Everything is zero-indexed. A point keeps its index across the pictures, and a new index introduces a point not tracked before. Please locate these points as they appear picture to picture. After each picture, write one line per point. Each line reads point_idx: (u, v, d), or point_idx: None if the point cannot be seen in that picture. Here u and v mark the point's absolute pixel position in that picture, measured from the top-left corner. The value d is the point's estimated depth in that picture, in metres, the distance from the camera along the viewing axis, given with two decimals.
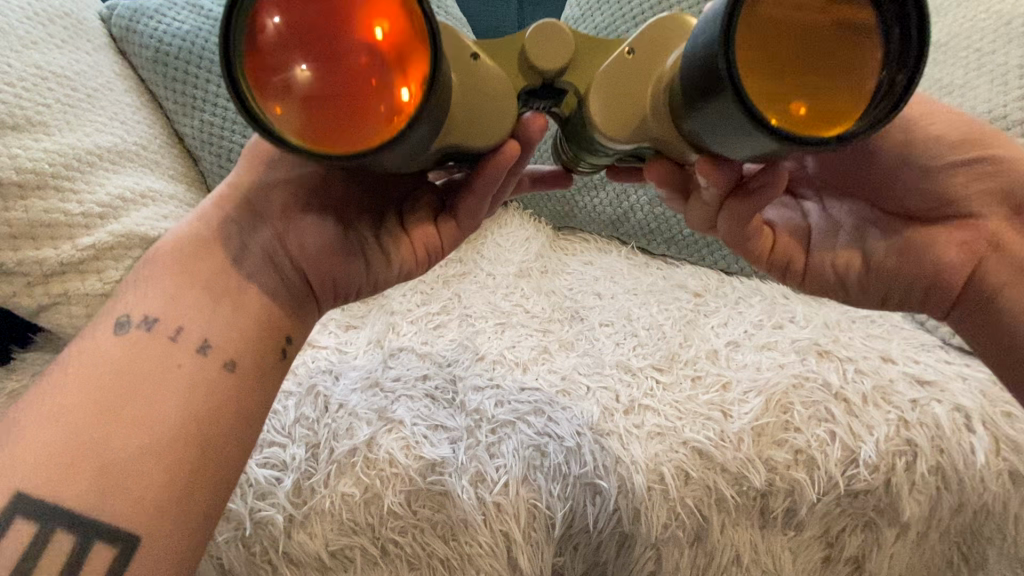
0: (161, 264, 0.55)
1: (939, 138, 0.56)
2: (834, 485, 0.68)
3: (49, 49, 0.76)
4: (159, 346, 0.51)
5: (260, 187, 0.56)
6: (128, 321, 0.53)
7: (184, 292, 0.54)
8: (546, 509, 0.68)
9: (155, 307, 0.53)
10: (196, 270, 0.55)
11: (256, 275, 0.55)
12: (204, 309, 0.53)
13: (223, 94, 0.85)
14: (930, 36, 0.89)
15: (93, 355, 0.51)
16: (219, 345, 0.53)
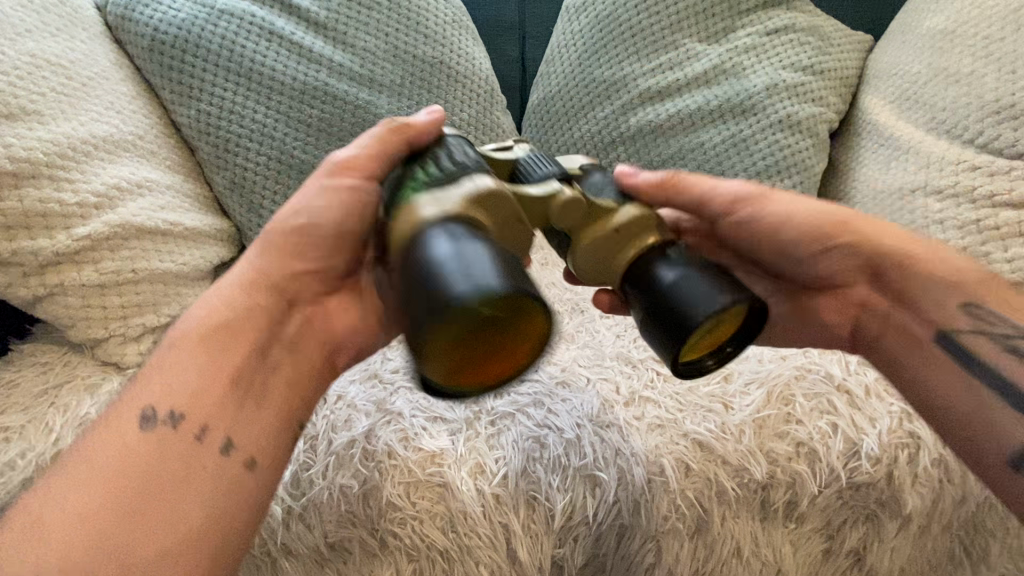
0: (188, 355, 0.56)
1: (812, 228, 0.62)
2: (836, 477, 0.67)
3: (43, 38, 0.75)
4: (184, 446, 0.52)
5: (290, 277, 0.61)
6: (153, 408, 0.53)
7: (212, 389, 0.55)
8: (546, 500, 0.67)
9: (182, 398, 0.54)
10: (223, 361, 0.57)
11: (281, 364, 0.60)
12: (229, 411, 0.55)
13: (219, 82, 0.83)
14: (939, 24, 0.87)
15: (120, 450, 0.51)
16: (241, 446, 0.55)
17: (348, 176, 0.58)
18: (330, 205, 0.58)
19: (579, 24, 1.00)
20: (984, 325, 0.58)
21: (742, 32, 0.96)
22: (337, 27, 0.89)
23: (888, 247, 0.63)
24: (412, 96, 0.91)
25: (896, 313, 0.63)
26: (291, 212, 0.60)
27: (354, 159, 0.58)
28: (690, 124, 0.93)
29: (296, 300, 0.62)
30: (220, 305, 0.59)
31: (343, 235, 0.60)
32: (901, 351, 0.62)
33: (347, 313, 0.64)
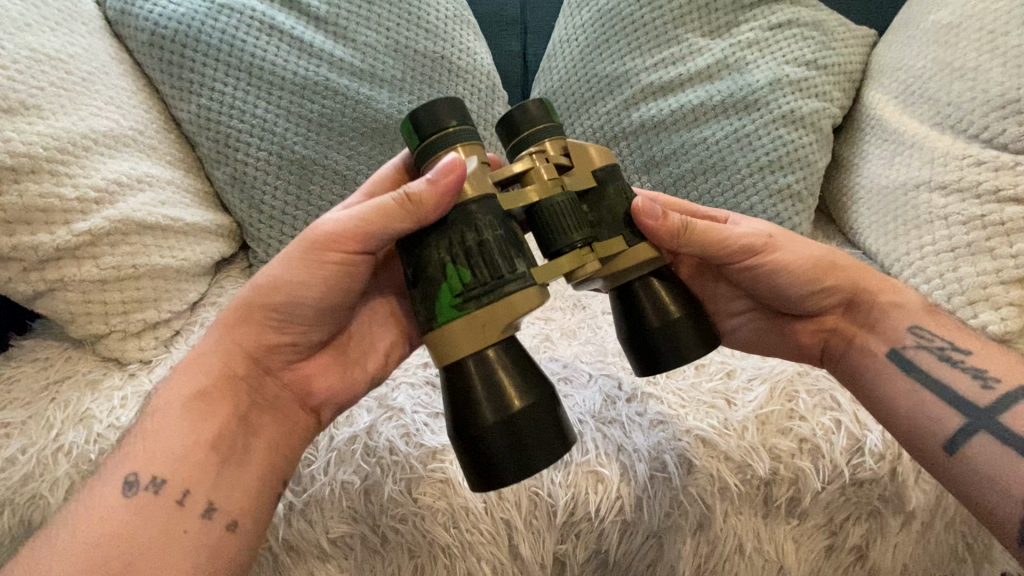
0: (171, 416, 0.57)
1: (798, 266, 0.65)
2: (839, 473, 0.67)
3: (42, 32, 0.75)
4: (168, 511, 0.53)
5: (267, 347, 0.62)
6: (137, 471, 0.54)
7: (194, 450, 0.56)
8: (548, 497, 0.66)
9: (164, 463, 0.54)
10: (204, 423, 0.57)
11: (262, 429, 0.61)
12: (212, 474, 0.56)
13: (220, 77, 0.83)
14: (944, 18, 0.87)
15: (101, 513, 0.52)
16: (224, 508, 0.55)
17: (331, 254, 0.57)
18: (305, 281, 0.58)
19: (581, 18, 0.99)
20: (927, 343, 0.62)
21: (745, 26, 0.95)
22: (338, 21, 0.89)
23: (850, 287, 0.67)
24: (413, 91, 0.90)
25: (860, 335, 0.66)
26: (272, 286, 0.59)
27: (335, 234, 0.56)
28: (693, 120, 0.93)
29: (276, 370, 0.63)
30: (202, 369, 0.60)
31: (319, 310, 0.60)
32: (861, 361, 0.65)
33: (324, 373, 0.66)
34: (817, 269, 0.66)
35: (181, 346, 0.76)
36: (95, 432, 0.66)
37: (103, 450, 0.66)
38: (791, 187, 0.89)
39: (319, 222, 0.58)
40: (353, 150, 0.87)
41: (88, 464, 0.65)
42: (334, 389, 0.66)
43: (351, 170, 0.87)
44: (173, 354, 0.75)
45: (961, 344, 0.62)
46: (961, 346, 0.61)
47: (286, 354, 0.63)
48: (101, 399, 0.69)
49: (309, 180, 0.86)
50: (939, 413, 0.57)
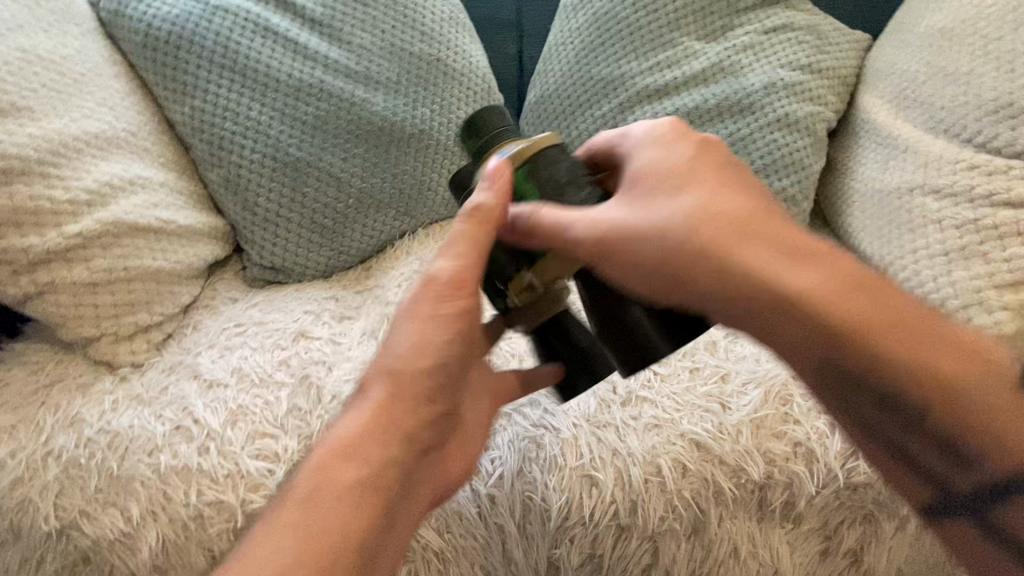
0: (332, 500, 0.50)
1: (676, 250, 0.51)
2: (833, 477, 0.67)
3: (34, 33, 0.74)
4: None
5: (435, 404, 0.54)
6: (285, 558, 0.47)
7: (347, 536, 0.50)
8: (542, 501, 0.66)
9: (323, 560, 0.48)
10: (362, 504, 0.51)
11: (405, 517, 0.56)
12: (363, 573, 0.50)
13: (214, 79, 0.83)
14: (938, 22, 0.87)
15: None
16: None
17: (456, 297, 0.53)
18: (438, 330, 0.53)
19: (576, 22, 0.99)
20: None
21: (740, 30, 0.95)
22: (333, 23, 0.88)
23: (812, 314, 0.50)
24: (408, 94, 0.90)
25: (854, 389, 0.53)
26: (417, 347, 0.53)
27: (458, 274, 0.52)
28: (688, 123, 0.93)
29: (427, 445, 0.56)
30: (359, 455, 0.52)
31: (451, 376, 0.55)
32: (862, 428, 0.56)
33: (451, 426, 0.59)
34: (687, 268, 0.51)
35: (173, 349, 0.76)
36: (85, 436, 0.66)
37: (94, 454, 0.65)
38: (786, 191, 0.89)
39: (432, 265, 0.53)
40: (349, 153, 0.87)
41: (77, 469, 0.65)
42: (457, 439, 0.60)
43: (346, 172, 0.87)
44: (165, 358, 0.75)
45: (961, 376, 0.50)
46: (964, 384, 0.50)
47: (431, 431, 0.55)
48: (92, 403, 0.69)
49: (304, 182, 0.86)
50: (993, 424, 0.50)
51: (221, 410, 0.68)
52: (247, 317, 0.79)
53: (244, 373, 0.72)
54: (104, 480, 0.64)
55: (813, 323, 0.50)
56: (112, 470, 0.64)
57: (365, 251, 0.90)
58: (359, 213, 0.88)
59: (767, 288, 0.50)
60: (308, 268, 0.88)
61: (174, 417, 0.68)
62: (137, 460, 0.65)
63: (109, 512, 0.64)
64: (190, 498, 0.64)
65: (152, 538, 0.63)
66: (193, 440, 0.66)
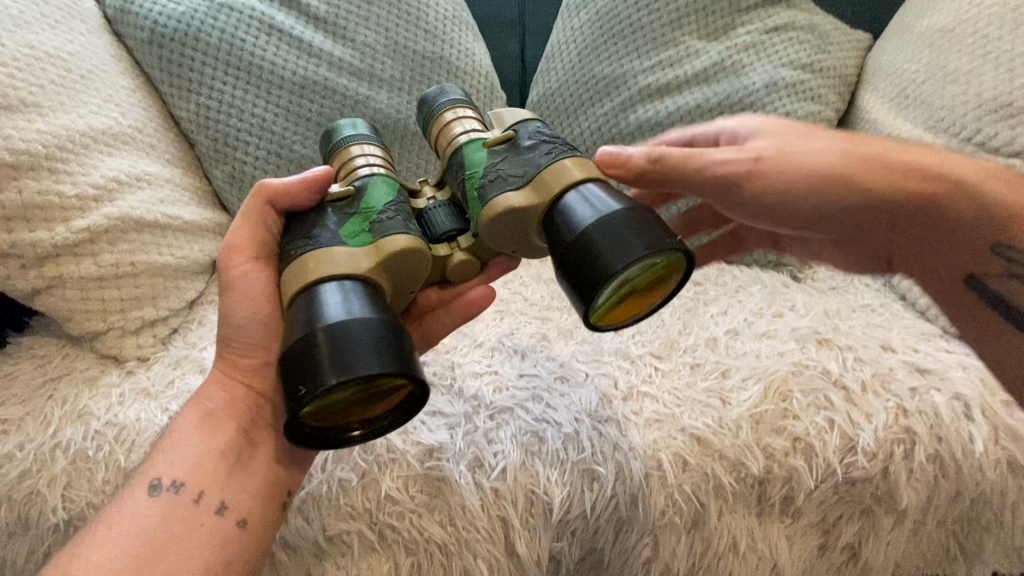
0: (188, 433, 0.60)
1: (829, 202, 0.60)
2: (832, 472, 0.68)
3: (42, 30, 0.75)
4: (185, 510, 0.56)
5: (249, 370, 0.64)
6: (153, 480, 0.57)
7: (201, 456, 0.59)
8: (544, 495, 0.67)
9: (178, 470, 0.58)
10: (215, 434, 0.60)
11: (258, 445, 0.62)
12: (221, 478, 0.58)
13: (219, 76, 0.83)
14: (938, 22, 0.87)
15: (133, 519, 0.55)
16: (235, 507, 0.58)
17: (235, 256, 0.62)
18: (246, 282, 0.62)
19: (579, 20, 1.00)
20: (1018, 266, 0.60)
21: (741, 29, 0.96)
22: (337, 21, 0.89)
23: (891, 185, 0.60)
24: (411, 92, 0.91)
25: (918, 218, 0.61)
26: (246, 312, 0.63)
27: (236, 241, 0.62)
28: (690, 121, 0.93)
29: (266, 393, 0.64)
30: (207, 395, 0.63)
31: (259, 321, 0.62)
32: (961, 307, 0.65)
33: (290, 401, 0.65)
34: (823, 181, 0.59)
35: (179, 344, 0.76)
36: (92, 428, 0.67)
37: (101, 447, 0.66)
38: None
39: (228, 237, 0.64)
40: None
41: (85, 461, 0.65)
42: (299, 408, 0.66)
43: None
44: (171, 352, 0.75)
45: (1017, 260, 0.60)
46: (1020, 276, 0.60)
47: (262, 380, 0.64)
48: (99, 397, 0.70)
49: None
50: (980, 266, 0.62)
51: None
52: None
53: None
54: (111, 473, 0.65)
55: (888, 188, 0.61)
56: (119, 463, 0.65)
57: None
58: None
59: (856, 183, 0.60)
60: None
61: None
62: (143, 453, 0.65)
63: None
64: None
65: None
66: None
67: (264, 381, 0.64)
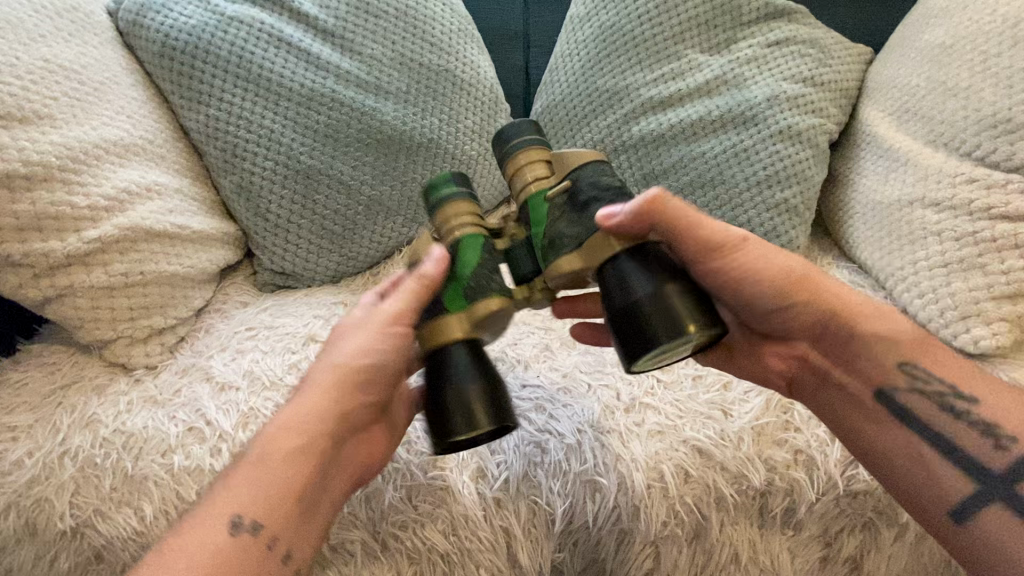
0: (277, 471, 0.55)
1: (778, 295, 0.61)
2: (834, 485, 0.68)
3: (56, 43, 0.76)
4: (257, 555, 0.53)
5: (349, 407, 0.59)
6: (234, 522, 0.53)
7: (284, 496, 0.55)
8: (546, 506, 0.68)
9: (253, 506, 0.54)
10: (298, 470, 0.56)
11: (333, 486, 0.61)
12: (293, 521, 0.56)
13: (228, 88, 0.85)
14: (938, 37, 0.88)
15: (205, 557, 0.51)
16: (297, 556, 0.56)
17: (394, 328, 0.57)
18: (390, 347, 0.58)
19: (583, 34, 1.01)
20: (921, 384, 0.58)
21: (743, 43, 0.97)
22: (344, 34, 0.90)
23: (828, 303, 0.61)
24: (417, 104, 0.92)
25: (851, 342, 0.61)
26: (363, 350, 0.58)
27: (402, 307, 0.57)
28: (693, 133, 0.94)
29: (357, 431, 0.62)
30: (308, 432, 0.57)
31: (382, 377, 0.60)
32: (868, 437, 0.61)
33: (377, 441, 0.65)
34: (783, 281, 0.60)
35: (186, 352, 0.77)
36: (100, 436, 0.67)
37: (108, 454, 0.67)
38: (788, 201, 0.91)
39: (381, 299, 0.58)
40: (359, 161, 0.89)
41: (93, 468, 0.66)
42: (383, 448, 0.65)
43: (356, 180, 0.89)
44: (178, 360, 0.76)
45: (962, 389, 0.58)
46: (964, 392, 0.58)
47: (356, 419, 0.61)
48: (107, 404, 0.70)
49: (315, 189, 0.87)
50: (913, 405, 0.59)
51: (233, 411, 0.70)
52: (258, 321, 0.81)
53: (255, 376, 0.73)
54: (119, 480, 0.66)
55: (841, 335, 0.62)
56: (126, 470, 0.66)
57: (373, 257, 0.93)
58: (368, 220, 0.90)
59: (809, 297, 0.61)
60: (318, 272, 0.90)
61: (187, 419, 0.69)
62: (151, 460, 0.66)
63: (123, 511, 0.65)
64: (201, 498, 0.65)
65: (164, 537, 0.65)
66: (206, 441, 0.68)
67: (355, 419, 0.60)
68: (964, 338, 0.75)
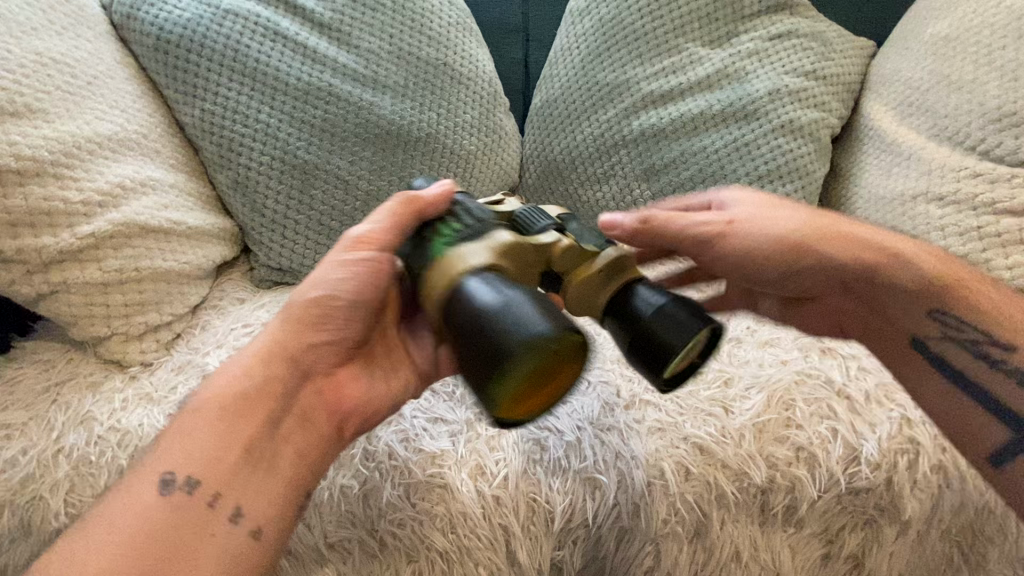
0: (213, 408, 0.57)
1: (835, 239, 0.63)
2: (836, 482, 0.67)
3: (49, 36, 0.75)
4: (194, 514, 0.52)
5: (302, 347, 0.61)
6: (173, 466, 0.54)
7: (222, 454, 0.55)
8: (545, 503, 0.67)
9: (192, 466, 0.54)
10: (246, 414, 0.57)
11: (290, 435, 0.59)
12: (240, 478, 0.55)
13: (224, 82, 0.84)
14: (942, 31, 0.87)
15: (137, 509, 0.51)
16: (249, 514, 0.54)
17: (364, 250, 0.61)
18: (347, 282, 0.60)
19: (582, 28, 1.00)
20: (956, 333, 0.60)
21: (744, 36, 0.96)
22: (341, 28, 0.89)
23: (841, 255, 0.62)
24: (415, 98, 0.91)
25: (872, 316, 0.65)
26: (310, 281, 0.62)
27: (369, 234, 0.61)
28: (693, 127, 0.93)
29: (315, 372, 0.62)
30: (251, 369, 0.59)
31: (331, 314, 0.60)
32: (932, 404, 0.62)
33: (354, 384, 0.63)
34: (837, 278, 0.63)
35: (182, 349, 0.77)
36: (95, 434, 0.67)
37: (104, 452, 0.66)
38: (790, 196, 0.90)
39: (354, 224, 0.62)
40: (357, 156, 0.88)
41: (88, 466, 0.65)
42: (367, 396, 0.64)
43: (353, 175, 0.88)
44: (174, 357, 0.76)
45: (1001, 338, 0.59)
46: (1005, 340, 0.59)
47: (315, 360, 0.61)
48: (102, 402, 0.70)
49: (311, 184, 0.87)
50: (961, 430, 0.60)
51: None
52: (255, 318, 0.80)
53: None
54: (115, 478, 0.65)
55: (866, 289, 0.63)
56: (121, 468, 0.65)
57: None
58: (366, 216, 0.90)
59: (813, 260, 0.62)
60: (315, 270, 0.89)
61: None
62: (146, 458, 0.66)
63: None
64: None
65: None
66: None
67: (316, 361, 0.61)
68: None
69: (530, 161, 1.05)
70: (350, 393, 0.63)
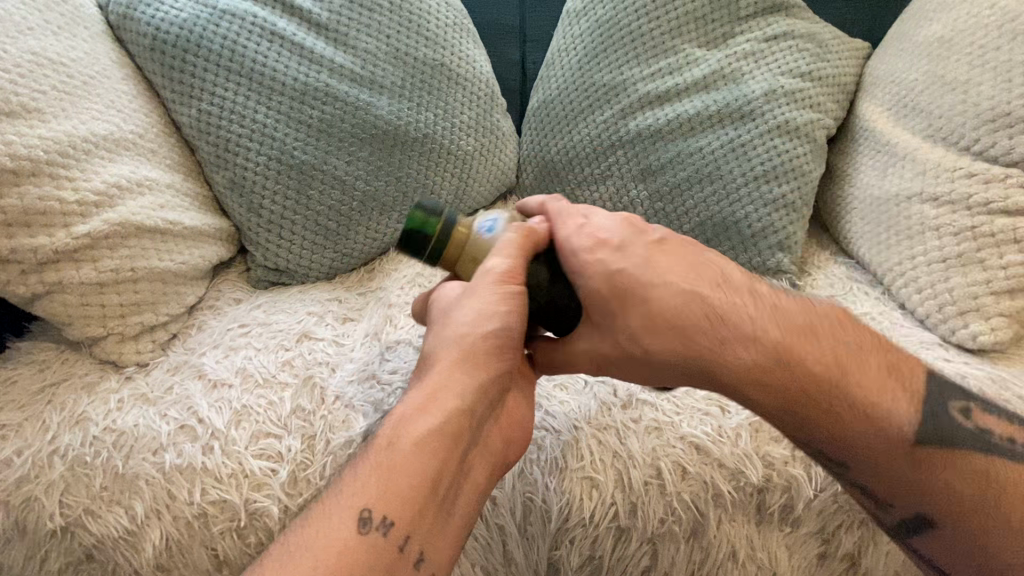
0: (408, 446, 0.55)
1: (757, 338, 0.53)
2: (832, 481, 0.68)
3: (45, 36, 0.75)
4: (389, 556, 0.51)
5: (495, 378, 0.58)
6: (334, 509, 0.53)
7: (415, 494, 0.53)
8: (542, 502, 0.67)
9: (386, 501, 0.53)
10: (431, 451, 0.55)
11: (470, 469, 0.58)
12: (425, 522, 0.54)
13: (221, 82, 0.83)
14: (936, 32, 0.88)
15: (332, 539, 0.51)
16: (429, 557, 0.54)
17: (510, 286, 0.55)
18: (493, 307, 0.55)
19: (579, 28, 1.00)
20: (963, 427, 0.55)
21: (740, 37, 0.96)
22: (338, 28, 0.89)
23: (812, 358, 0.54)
24: (412, 98, 0.91)
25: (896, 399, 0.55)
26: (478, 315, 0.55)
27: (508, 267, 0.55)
28: (689, 128, 0.94)
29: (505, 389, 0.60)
30: (440, 393, 0.56)
31: (504, 343, 0.56)
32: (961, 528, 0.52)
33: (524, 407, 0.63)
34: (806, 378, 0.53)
35: (178, 349, 0.77)
36: (90, 434, 0.67)
37: (98, 453, 0.66)
38: (785, 196, 0.90)
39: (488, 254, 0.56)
40: (354, 156, 0.88)
41: (83, 467, 0.65)
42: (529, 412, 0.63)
43: (351, 176, 0.88)
44: (170, 358, 0.75)
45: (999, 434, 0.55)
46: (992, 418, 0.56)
47: (493, 389, 0.58)
48: (98, 403, 0.70)
49: (309, 185, 0.87)
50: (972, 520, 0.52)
51: (225, 410, 0.69)
52: (251, 318, 0.80)
53: (247, 373, 0.73)
54: (110, 478, 0.65)
55: (806, 381, 0.53)
56: (117, 469, 0.65)
57: (367, 253, 0.92)
58: (364, 216, 0.90)
59: (748, 339, 0.53)
60: (312, 271, 0.89)
61: (179, 417, 0.68)
62: (141, 459, 0.65)
63: (114, 511, 0.64)
64: (193, 497, 0.64)
65: (156, 536, 0.64)
66: (198, 439, 0.67)
67: (489, 390, 0.57)
68: (962, 333, 0.75)
69: (527, 162, 1.05)
70: (516, 415, 0.62)
